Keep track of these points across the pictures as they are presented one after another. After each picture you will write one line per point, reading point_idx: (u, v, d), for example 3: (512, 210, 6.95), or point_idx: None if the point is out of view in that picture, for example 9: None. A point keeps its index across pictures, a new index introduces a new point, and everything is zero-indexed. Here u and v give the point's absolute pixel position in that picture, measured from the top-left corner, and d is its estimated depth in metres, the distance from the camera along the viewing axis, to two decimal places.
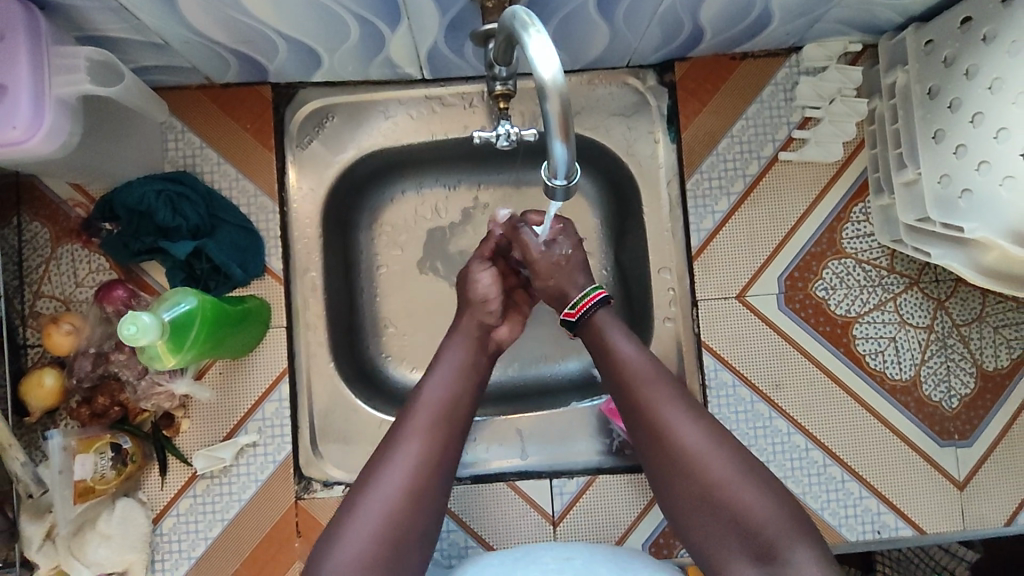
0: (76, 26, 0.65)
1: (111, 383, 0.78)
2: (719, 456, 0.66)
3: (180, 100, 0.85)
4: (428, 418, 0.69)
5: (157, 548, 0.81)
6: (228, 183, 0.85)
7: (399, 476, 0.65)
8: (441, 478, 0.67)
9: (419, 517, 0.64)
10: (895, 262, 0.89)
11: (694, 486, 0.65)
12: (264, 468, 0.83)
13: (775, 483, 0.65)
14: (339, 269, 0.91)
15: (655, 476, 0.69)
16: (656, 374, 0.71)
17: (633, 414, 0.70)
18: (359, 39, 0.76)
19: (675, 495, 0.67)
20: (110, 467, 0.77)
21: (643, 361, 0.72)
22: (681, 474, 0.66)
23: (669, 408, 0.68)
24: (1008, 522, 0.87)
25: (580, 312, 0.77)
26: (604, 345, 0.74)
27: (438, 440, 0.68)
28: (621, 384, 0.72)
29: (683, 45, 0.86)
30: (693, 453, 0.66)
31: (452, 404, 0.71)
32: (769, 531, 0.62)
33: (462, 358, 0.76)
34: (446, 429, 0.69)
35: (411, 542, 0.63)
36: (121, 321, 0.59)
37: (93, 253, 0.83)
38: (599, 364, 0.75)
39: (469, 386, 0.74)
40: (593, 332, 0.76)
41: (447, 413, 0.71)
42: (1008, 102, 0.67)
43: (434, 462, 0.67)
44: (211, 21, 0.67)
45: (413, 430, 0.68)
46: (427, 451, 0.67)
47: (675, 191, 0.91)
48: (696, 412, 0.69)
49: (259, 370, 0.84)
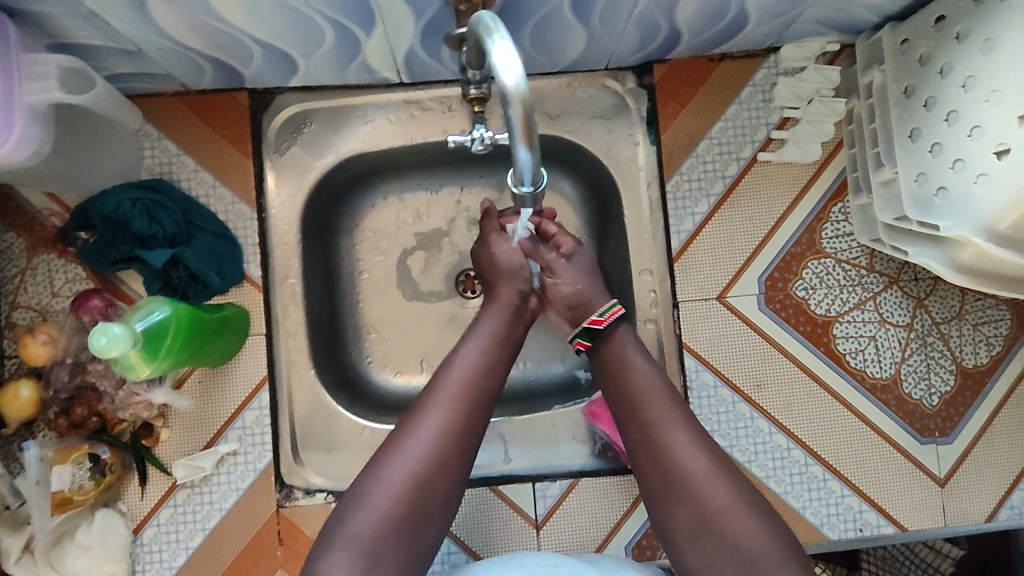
0: (48, 33, 0.65)
1: (88, 393, 0.77)
2: (720, 481, 0.65)
3: (156, 108, 0.84)
4: (456, 388, 0.68)
5: (138, 559, 0.81)
6: (205, 191, 0.85)
7: (429, 439, 0.64)
8: (470, 443, 0.67)
9: (445, 480, 0.64)
10: (874, 261, 0.89)
11: (693, 511, 0.64)
12: (245, 476, 0.82)
13: (772, 515, 0.65)
14: (320, 275, 0.91)
15: (651, 497, 0.67)
16: (666, 395, 0.71)
17: (638, 432, 0.70)
18: (334, 44, 0.75)
19: (670, 517, 0.65)
20: (88, 478, 0.76)
21: (654, 382, 0.71)
22: (680, 497, 0.65)
23: (675, 429, 0.68)
24: (990, 518, 0.88)
25: (606, 321, 0.76)
26: (616, 360, 0.74)
27: (470, 403, 0.67)
28: (631, 401, 0.71)
29: (661, 47, 0.85)
30: (697, 477, 0.65)
31: (482, 375, 0.70)
32: (766, 562, 0.61)
33: (500, 326, 0.75)
34: (480, 393, 0.69)
35: (434, 505, 0.63)
36: (93, 331, 0.59)
37: (70, 263, 0.82)
38: (608, 380, 0.74)
39: (501, 360, 0.72)
40: (609, 347, 0.76)
41: (482, 378, 0.70)
42: (981, 101, 0.68)
43: (464, 425, 0.66)
44: (184, 28, 0.67)
45: (445, 394, 0.67)
46: (458, 414, 0.66)
47: (656, 194, 0.91)
48: (702, 436, 0.68)
49: (239, 378, 0.83)
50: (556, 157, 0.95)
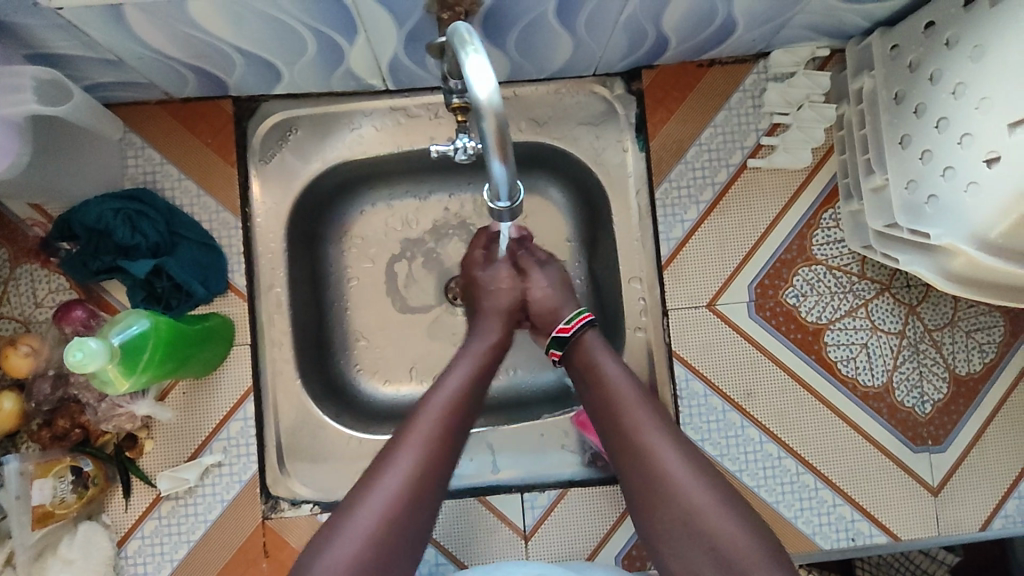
0: (24, 44, 0.64)
1: (71, 406, 0.77)
2: (699, 484, 0.65)
3: (139, 116, 0.83)
4: (435, 422, 0.67)
5: (122, 572, 0.80)
6: (189, 200, 0.84)
7: (412, 459, 0.63)
8: (449, 468, 0.66)
9: (426, 501, 0.63)
10: (866, 268, 0.88)
11: (673, 514, 0.64)
12: (230, 488, 0.82)
13: (754, 517, 0.64)
14: (306, 284, 0.90)
15: (635, 502, 0.67)
16: (639, 394, 0.72)
17: (614, 434, 0.71)
18: (317, 52, 0.74)
19: (653, 522, 0.65)
20: (70, 491, 0.76)
21: (626, 384, 0.73)
22: (659, 501, 0.65)
23: (653, 434, 0.68)
24: (983, 527, 0.87)
25: (572, 329, 0.78)
26: (593, 368, 0.75)
27: (451, 428, 0.67)
28: (606, 404, 0.72)
29: (649, 53, 0.85)
30: (674, 476, 0.65)
31: (459, 412, 0.69)
32: (744, 558, 0.60)
33: (481, 358, 0.77)
34: (460, 419, 0.69)
35: (414, 525, 0.62)
36: (68, 346, 0.58)
37: (52, 274, 0.81)
38: (588, 389, 0.75)
39: (476, 399, 0.72)
40: (581, 352, 0.77)
41: (462, 405, 0.70)
42: (971, 108, 0.67)
43: (445, 449, 0.66)
44: (163, 37, 0.66)
45: (428, 416, 0.67)
46: (440, 437, 0.66)
47: (645, 200, 0.90)
48: (680, 440, 0.68)
49: (223, 388, 0.83)
50: (544, 163, 0.94)
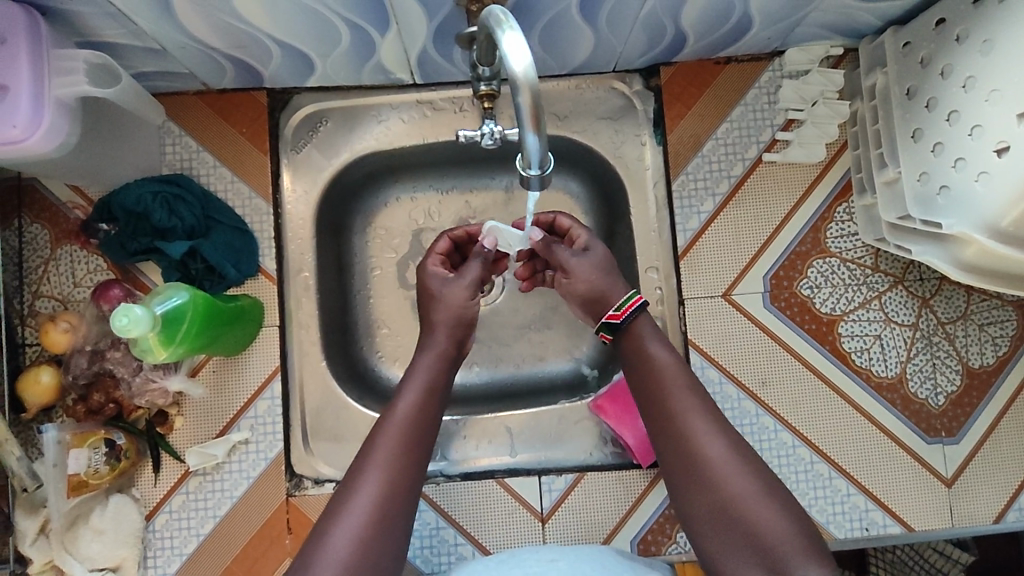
0: (76, 30, 0.68)
1: (105, 380, 0.80)
2: (737, 470, 0.66)
3: (178, 106, 0.87)
4: (395, 438, 0.69)
5: (149, 545, 0.82)
6: (223, 186, 0.87)
7: (365, 505, 0.65)
8: (408, 502, 0.67)
9: (389, 542, 0.64)
10: (879, 261, 0.90)
11: (713, 500, 0.66)
12: (256, 465, 0.84)
13: (790, 497, 0.65)
14: (333, 270, 0.93)
15: (673, 481, 0.70)
16: (689, 383, 0.72)
17: (658, 422, 0.72)
18: (350, 45, 0.78)
19: (692, 504, 0.68)
20: (104, 462, 0.78)
21: (676, 371, 0.73)
22: (697, 483, 0.67)
23: (695, 419, 0.70)
24: (997, 520, 0.87)
25: (624, 315, 0.76)
26: (637, 351, 0.75)
27: (401, 467, 0.68)
28: (652, 391, 0.73)
29: (667, 50, 0.88)
30: (717, 466, 0.67)
31: (418, 423, 0.71)
32: (782, 548, 0.61)
33: (433, 374, 0.75)
34: (413, 452, 0.69)
35: (390, 538, 0.65)
36: (115, 312, 0.62)
37: (91, 254, 0.85)
38: (630, 371, 0.76)
39: (435, 404, 0.74)
40: (631, 343, 0.76)
41: (414, 436, 0.70)
42: (980, 101, 0.69)
43: (398, 489, 0.67)
44: (207, 28, 0.70)
45: (379, 454, 0.68)
46: (392, 477, 0.67)
47: (662, 192, 0.93)
48: (724, 427, 0.69)
49: (252, 368, 0.85)
50: (565, 158, 0.97)
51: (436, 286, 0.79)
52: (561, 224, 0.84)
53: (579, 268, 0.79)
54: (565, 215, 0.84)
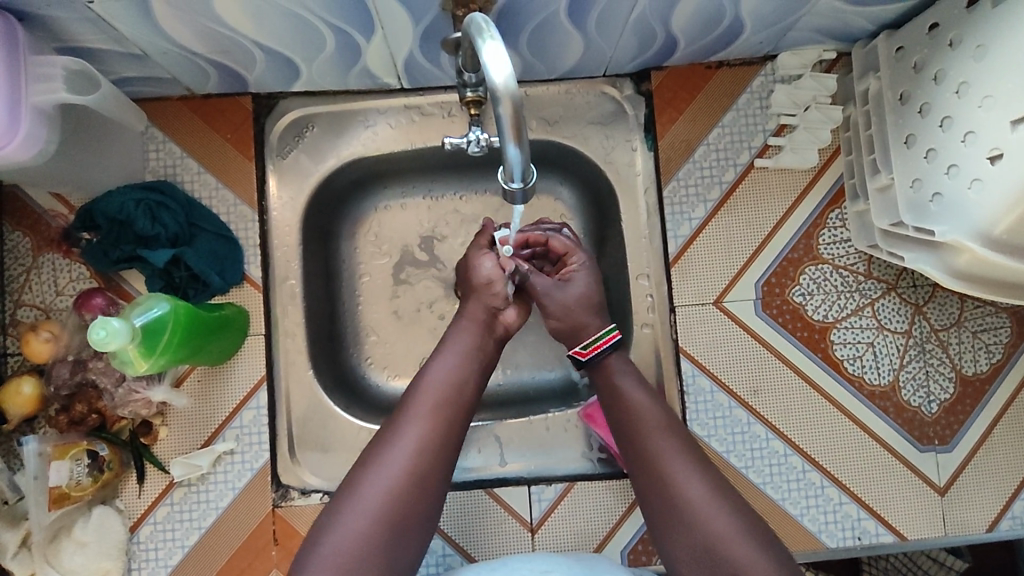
0: (54, 36, 0.66)
1: (88, 391, 0.78)
2: (718, 510, 0.65)
3: (162, 111, 0.86)
4: (403, 450, 0.66)
5: (134, 557, 0.81)
6: (208, 192, 0.86)
7: (351, 532, 0.62)
8: (446, 461, 0.68)
9: (421, 496, 0.65)
10: (872, 267, 0.89)
11: (696, 539, 0.64)
12: (241, 476, 0.83)
13: (771, 536, 0.65)
14: (319, 277, 0.92)
15: (651, 521, 0.68)
16: (664, 420, 0.72)
17: (634, 459, 0.71)
18: (335, 49, 0.77)
19: (673, 544, 0.66)
20: (86, 474, 0.77)
21: (651, 410, 0.73)
22: (676, 519, 0.66)
23: (673, 458, 0.69)
24: (990, 529, 0.87)
25: (590, 353, 0.76)
26: (609, 385, 0.75)
27: (440, 423, 0.69)
28: (628, 428, 0.72)
29: (657, 54, 0.87)
30: (696, 504, 0.66)
31: (435, 429, 0.68)
32: None
33: (453, 373, 0.72)
34: (428, 458, 0.67)
35: (389, 557, 0.63)
36: (92, 324, 0.60)
37: (73, 263, 0.84)
38: (606, 407, 0.76)
39: (457, 408, 0.71)
40: (606, 377, 0.76)
41: (453, 399, 0.71)
42: (973, 107, 0.68)
43: (436, 446, 0.68)
44: (190, 33, 0.69)
45: (416, 414, 0.69)
46: (430, 434, 0.68)
47: (653, 199, 0.91)
48: (701, 464, 0.69)
49: (237, 378, 0.84)
50: (555, 163, 0.96)
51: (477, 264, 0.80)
52: (554, 248, 0.84)
53: (565, 298, 0.80)
54: (560, 237, 0.84)
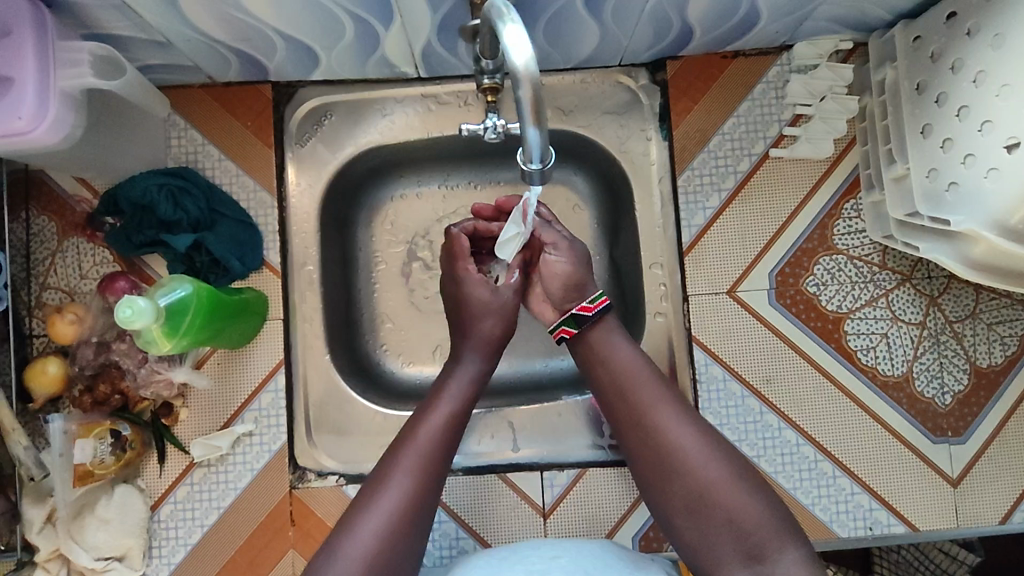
0: (81, 23, 0.68)
1: (111, 371, 0.80)
2: (709, 457, 0.66)
3: (184, 99, 0.88)
4: (386, 512, 0.64)
5: (155, 535, 0.83)
6: (228, 179, 0.88)
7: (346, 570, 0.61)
8: (424, 522, 0.66)
9: (402, 556, 0.64)
10: (887, 258, 0.89)
11: (690, 486, 0.65)
12: (260, 457, 0.85)
13: (763, 484, 0.66)
14: (337, 263, 0.93)
15: (642, 476, 0.69)
16: (649, 373, 0.72)
17: (624, 413, 0.71)
18: (355, 37, 0.77)
19: (666, 495, 0.67)
20: (109, 453, 0.79)
21: (637, 365, 0.72)
22: (669, 470, 0.67)
23: (661, 412, 0.69)
24: (1003, 521, 0.87)
25: (596, 309, 0.75)
26: (595, 346, 0.74)
27: (423, 485, 0.67)
28: (615, 387, 0.72)
29: (674, 43, 0.87)
30: (690, 454, 0.66)
31: (419, 492, 0.66)
32: (760, 532, 0.62)
33: (438, 433, 0.70)
34: (410, 520, 0.65)
35: None
36: (119, 303, 0.62)
37: (97, 247, 0.86)
38: (591, 365, 0.75)
39: (439, 469, 0.69)
40: (600, 333, 0.75)
41: (436, 457, 0.69)
42: (991, 96, 0.68)
43: (419, 503, 0.66)
44: (213, 21, 0.70)
45: (404, 467, 0.67)
46: (413, 495, 0.66)
47: (667, 188, 0.92)
48: (689, 413, 0.69)
49: (256, 361, 0.86)
50: (569, 152, 0.97)
51: (482, 295, 0.79)
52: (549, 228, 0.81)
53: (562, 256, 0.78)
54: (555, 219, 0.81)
